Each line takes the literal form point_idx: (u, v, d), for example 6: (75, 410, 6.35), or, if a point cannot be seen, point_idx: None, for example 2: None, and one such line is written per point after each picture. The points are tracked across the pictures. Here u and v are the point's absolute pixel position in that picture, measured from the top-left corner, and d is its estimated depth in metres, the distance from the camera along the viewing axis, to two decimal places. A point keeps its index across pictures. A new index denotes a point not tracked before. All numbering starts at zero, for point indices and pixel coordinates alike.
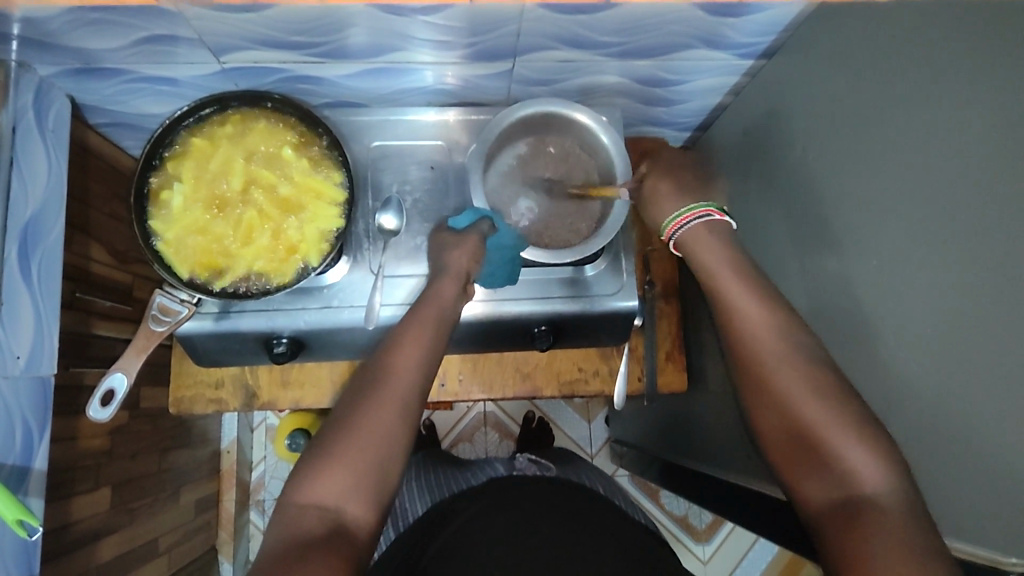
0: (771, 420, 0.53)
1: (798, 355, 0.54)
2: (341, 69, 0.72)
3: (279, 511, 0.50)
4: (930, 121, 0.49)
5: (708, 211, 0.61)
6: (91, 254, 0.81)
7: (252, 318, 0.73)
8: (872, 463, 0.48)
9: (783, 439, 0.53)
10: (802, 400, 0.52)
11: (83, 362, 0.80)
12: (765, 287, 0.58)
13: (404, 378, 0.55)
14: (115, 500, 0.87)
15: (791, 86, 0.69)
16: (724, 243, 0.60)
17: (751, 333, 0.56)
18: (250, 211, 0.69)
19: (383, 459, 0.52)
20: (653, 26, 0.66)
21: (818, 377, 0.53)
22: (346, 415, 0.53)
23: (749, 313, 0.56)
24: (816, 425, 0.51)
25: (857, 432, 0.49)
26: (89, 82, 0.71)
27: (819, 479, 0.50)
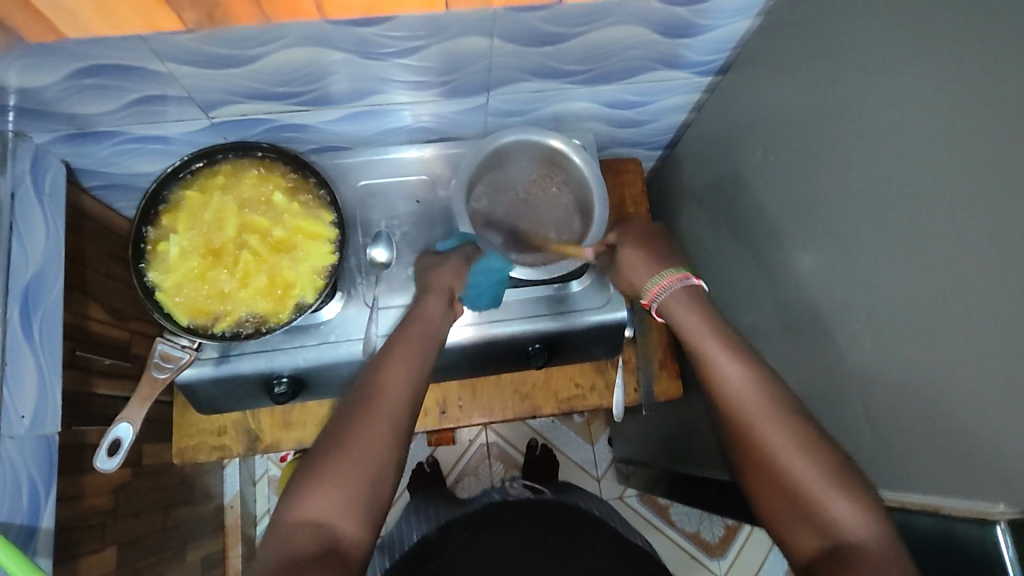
0: (762, 477, 0.56)
1: (784, 413, 0.56)
2: (326, 116, 0.76)
3: (274, 528, 0.53)
4: (873, 114, 0.53)
5: (685, 276, 0.65)
6: (89, 313, 0.82)
7: (251, 360, 0.74)
8: (858, 515, 0.51)
9: (772, 495, 0.56)
10: (791, 458, 0.55)
11: (86, 421, 0.80)
12: (744, 348, 0.60)
13: (394, 395, 0.58)
14: (122, 559, 0.87)
15: (748, 97, 0.73)
16: (701, 307, 0.63)
17: (740, 400, 0.58)
18: (244, 256, 0.71)
19: (375, 473, 0.54)
20: (614, 52, 0.71)
21: (805, 435, 0.55)
22: (344, 431, 0.56)
23: (734, 376, 0.59)
24: (806, 481, 0.54)
25: (846, 487, 0.53)
26: (83, 146, 0.74)
27: (812, 531, 0.54)
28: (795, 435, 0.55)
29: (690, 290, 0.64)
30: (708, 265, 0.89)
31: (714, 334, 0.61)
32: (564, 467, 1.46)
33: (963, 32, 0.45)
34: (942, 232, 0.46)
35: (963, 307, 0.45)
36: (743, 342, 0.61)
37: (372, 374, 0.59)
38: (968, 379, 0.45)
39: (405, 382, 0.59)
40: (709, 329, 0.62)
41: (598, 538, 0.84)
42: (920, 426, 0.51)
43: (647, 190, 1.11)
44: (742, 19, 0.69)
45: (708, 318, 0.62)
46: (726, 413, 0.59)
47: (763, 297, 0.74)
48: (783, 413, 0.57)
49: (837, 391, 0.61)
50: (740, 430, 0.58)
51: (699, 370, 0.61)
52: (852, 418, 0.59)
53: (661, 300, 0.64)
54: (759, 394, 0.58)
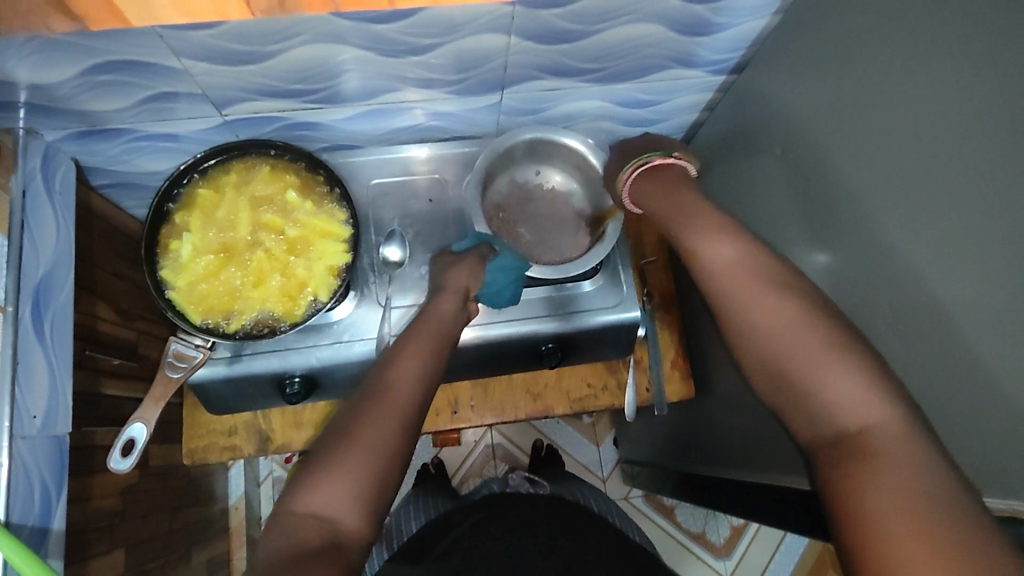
0: (752, 363, 0.50)
1: (780, 288, 0.50)
2: (338, 114, 0.76)
3: (276, 520, 0.51)
4: None
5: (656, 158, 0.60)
6: (97, 312, 0.82)
7: (264, 360, 0.74)
8: (864, 393, 0.45)
9: (766, 379, 0.49)
10: (781, 334, 0.48)
11: (94, 422, 0.80)
12: (734, 223, 0.54)
13: (408, 389, 0.56)
14: (129, 562, 0.86)
15: (762, 95, 0.73)
16: (682, 186, 0.58)
17: (719, 273, 0.52)
18: (258, 255, 0.71)
19: (382, 470, 0.53)
20: (629, 49, 0.71)
21: (797, 306, 0.49)
22: (351, 425, 0.54)
23: (715, 248, 0.53)
24: (807, 360, 0.47)
25: (842, 359, 0.46)
26: (93, 144, 0.74)
27: (807, 411, 0.47)
28: (785, 309, 0.49)
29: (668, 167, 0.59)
30: None
31: (700, 209, 0.55)
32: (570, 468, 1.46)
33: None
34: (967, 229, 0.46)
35: None
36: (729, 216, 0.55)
37: (385, 367, 0.58)
38: None
39: (420, 376, 0.58)
40: (692, 203, 0.56)
41: (592, 531, 0.85)
42: None
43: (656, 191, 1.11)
44: (758, 17, 0.69)
45: (689, 195, 0.57)
46: (717, 291, 0.52)
47: None
48: (768, 282, 0.50)
49: None
50: (731, 310, 0.51)
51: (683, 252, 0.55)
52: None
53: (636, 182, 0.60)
54: (742, 266, 0.52)
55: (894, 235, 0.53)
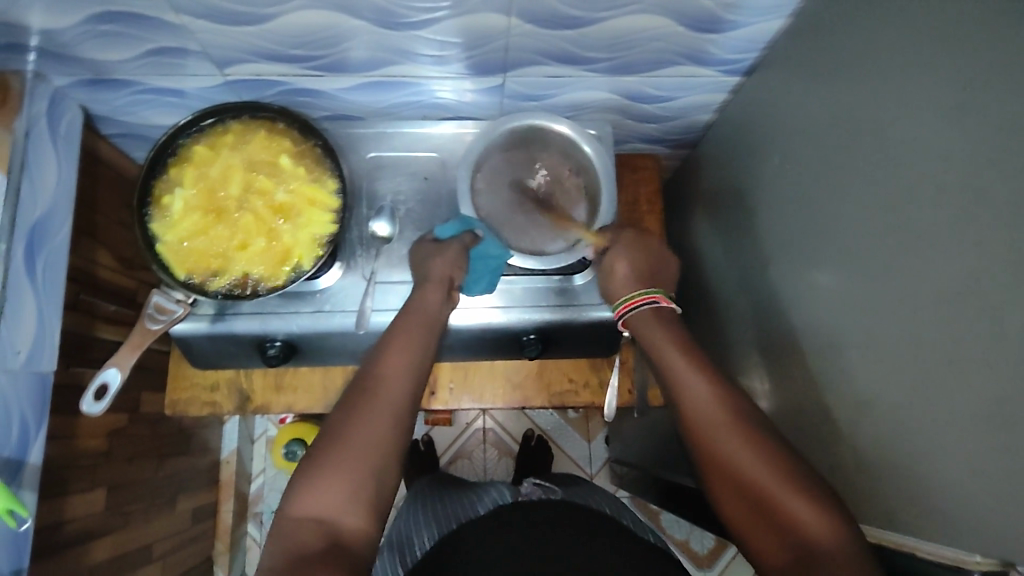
0: (723, 487, 0.55)
1: (743, 424, 0.56)
2: (340, 83, 0.76)
3: (277, 525, 0.54)
4: (898, 127, 0.50)
5: (655, 296, 0.65)
6: (96, 258, 0.84)
7: (246, 320, 0.75)
8: (819, 519, 0.50)
9: (736, 505, 0.55)
10: (748, 463, 0.54)
11: (86, 364, 0.82)
12: (708, 364, 0.61)
13: (393, 391, 0.59)
14: (111, 502, 0.89)
15: (772, 101, 0.70)
16: (668, 324, 0.64)
17: (700, 408, 0.58)
18: (246, 216, 0.71)
19: (375, 469, 0.55)
20: (638, 42, 0.69)
21: (762, 444, 0.55)
22: (345, 425, 0.57)
23: (693, 384, 0.59)
24: (770, 487, 0.53)
25: (801, 488, 0.52)
26: (101, 93, 0.75)
27: (772, 533, 0.52)
28: (751, 442, 0.55)
29: (659, 310, 0.65)
30: (719, 272, 0.86)
31: (679, 347, 0.62)
32: (558, 461, 1.46)
33: (997, 47, 0.42)
34: (963, 260, 0.44)
35: (970, 340, 0.43)
36: (707, 359, 0.62)
37: (370, 369, 0.61)
38: (973, 418, 0.43)
39: (401, 373, 0.60)
40: (673, 342, 0.62)
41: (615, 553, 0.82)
42: (912, 462, 0.49)
43: (666, 190, 1.09)
44: (774, 17, 0.66)
45: (672, 330, 0.63)
46: (693, 425, 0.58)
47: (768, 310, 0.72)
48: (737, 417, 0.57)
49: (833, 414, 0.58)
50: (704, 442, 0.57)
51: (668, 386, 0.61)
52: (843, 443, 0.57)
53: (630, 316, 0.66)
54: (717, 404, 0.58)
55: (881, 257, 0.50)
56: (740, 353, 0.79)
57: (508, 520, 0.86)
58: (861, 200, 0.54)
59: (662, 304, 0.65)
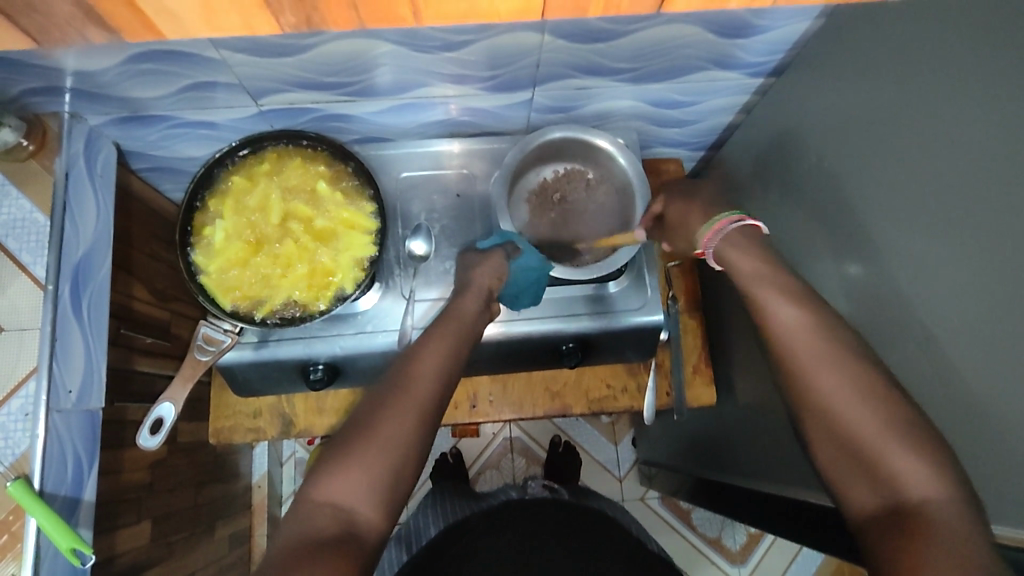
0: (817, 426, 0.52)
1: (839, 356, 0.53)
2: (372, 106, 0.76)
3: (296, 506, 0.54)
4: (924, 124, 0.51)
5: (740, 218, 0.62)
6: (133, 292, 0.84)
7: (290, 346, 0.75)
8: (920, 468, 0.47)
9: (828, 451, 0.52)
10: (843, 399, 0.51)
11: (128, 398, 0.82)
12: (802, 290, 0.57)
13: (424, 384, 0.58)
14: (156, 533, 0.89)
15: (800, 99, 0.72)
16: (756, 246, 0.61)
17: (792, 337, 0.55)
18: (287, 244, 0.72)
19: (400, 462, 0.54)
20: (666, 51, 0.71)
21: (868, 380, 0.51)
22: (370, 414, 0.56)
23: (788, 315, 0.56)
24: (865, 431, 0.50)
25: (907, 435, 0.48)
26: (134, 129, 0.75)
27: (873, 484, 0.49)
28: (854, 382, 0.52)
29: (746, 232, 0.62)
30: None
31: (764, 268, 0.59)
32: (587, 465, 1.46)
33: None
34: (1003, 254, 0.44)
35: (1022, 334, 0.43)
36: (799, 283, 0.58)
37: (406, 363, 0.59)
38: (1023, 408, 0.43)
39: (437, 366, 0.59)
40: (759, 265, 0.59)
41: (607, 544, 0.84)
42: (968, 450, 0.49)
43: None
44: (802, 21, 0.68)
45: (758, 253, 0.60)
46: (784, 353, 0.55)
47: None
48: (843, 355, 0.53)
49: None
50: (795, 374, 0.54)
51: (753, 313, 0.59)
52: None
53: (714, 243, 0.62)
54: (818, 335, 0.54)
55: (930, 251, 0.51)
56: None
57: (517, 514, 0.87)
58: (890, 198, 0.55)
59: (749, 224, 0.62)
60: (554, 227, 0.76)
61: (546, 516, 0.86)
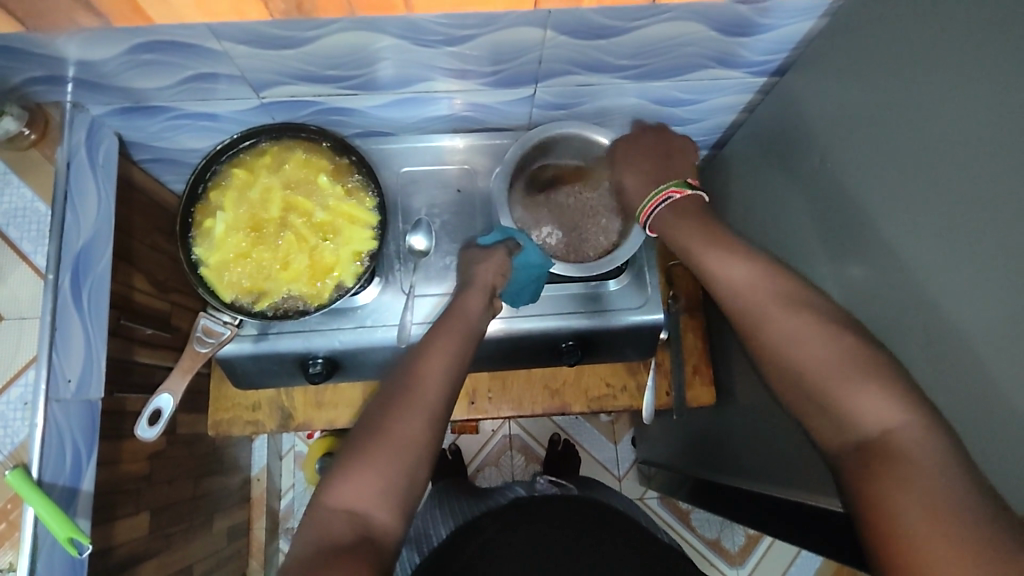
0: (776, 373, 0.54)
1: (786, 305, 0.54)
2: (373, 101, 0.76)
3: (311, 513, 0.54)
4: (928, 125, 0.50)
5: (669, 194, 0.64)
6: (134, 283, 0.84)
7: (289, 339, 0.75)
8: (874, 399, 0.48)
9: (791, 393, 0.53)
10: (791, 346, 0.52)
11: (127, 388, 0.82)
12: (743, 246, 0.58)
13: (433, 386, 0.58)
14: (154, 525, 0.89)
15: (804, 99, 0.72)
16: (693, 211, 0.63)
17: (745, 295, 0.56)
18: (287, 237, 0.72)
19: (411, 467, 0.55)
20: (669, 48, 0.70)
21: (821, 322, 0.52)
22: (380, 418, 0.56)
23: (732, 274, 0.57)
24: (813, 373, 0.51)
25: (859, 367, 0.49)
26: (136, 120, 0.75)
27: (833, 421, 0.50)
28: (805, 327, 0.52)
29: (677, 204, 0.64)
30: None
31: (704, 230, 0.60)
32: (586, 465, 1.46)
33: None
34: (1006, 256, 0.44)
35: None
36: (740, 238, 0.59)
37: (413, 365, 0.59)
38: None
39: (444, 370, 0.59)
40: (698, 228, 0.60)
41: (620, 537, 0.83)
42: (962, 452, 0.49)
43: None
44: (807, 20, 0.68)
45: (698, 219, 0.61)
46: (736, 311, 0.57)
47: None
48: (788, 302, 0.54)
49: None
50: (746, 330, 0.56)
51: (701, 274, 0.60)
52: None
53: (652, 220, 0.65)
54: (761, 288, 0.55)
55: (932, 253, 0.50)
56: None
57: (525, 508, 0.86)
58: (894, 199, 0.55)
59: (682, 195, 0.64)
60: (552, 226, 0.76)
61: (554, 507, 0.86)
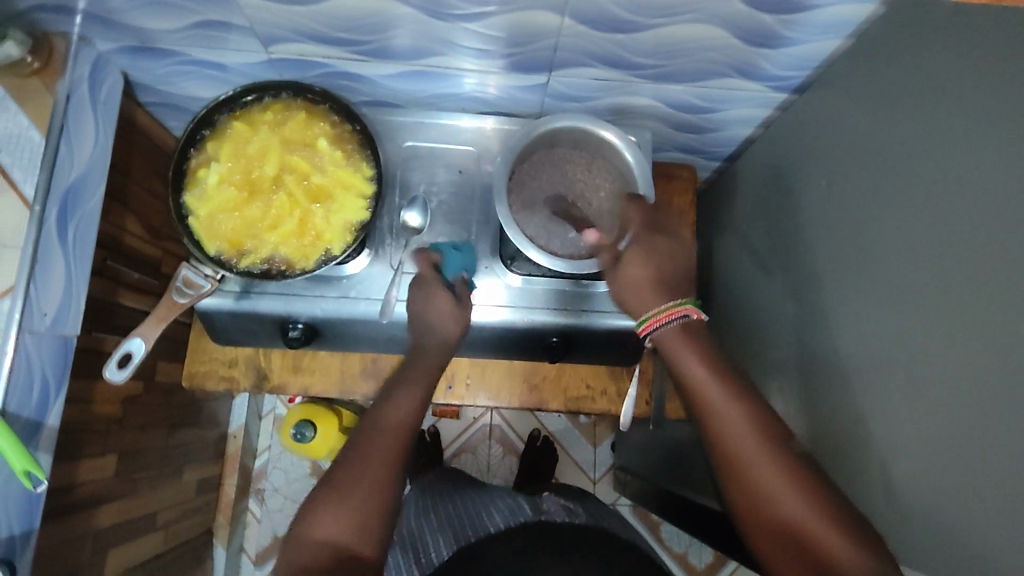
0: (754, 508, 0.58)
1: (772, 448, 0.58)
2: (382, 70, 0.75)
3: (296, 540, 0.57)
4: (976, 162, 0.49)
5: (687, 310, 0.65)
6: (125, 225, 0.83)
7: (271, 300, 0.75)
8: (847, 546, 0.53)
9: (766, 530, 0.57)
10: (778, 488, 0.57)
11: (106, 329, 0.82)
12: (740, 384, 0.62)
13: (399, 432, 0.61)
14: (121, 468, 0.89)
15: (827, 121, 0.70)
16: (696, 337, 0.64)
17: (731, 437, 0.59)
18: (280, 196, 0.71)
19: (388, 500, 0.58)
20: (688, 51, 0.68)
21: (800, 472, 0.57)
22: (355, 453, 0.59)
23: (727, 410, 0.60)
24: (797, 515, 0.56)
25: (832, 517, 0.55)
26: (143, 60, 0.75)
27: (807, 560, 0.55)
28: (788, 476, 0.57)
29: (689, 324, 0.64)
30: (752, 290, 0.85)
31: (707, 361, 0.62)
32: (563, 464, 1.45)
33: None
34: None
35: None
36: (735, 374, 0.63)
37: (378, 411, 0.62)
38: None
39: (409, 410, 0.62)
40: (701, 357, 0.63)
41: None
42: (954, 496, 0.49)
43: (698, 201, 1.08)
44: (832, 38, 0.66)
45: (700, 348, 0.63)
46: (723, 444, 0.60)
47: (806, 331, 0.71)
48: (775, 447, 0.58)
49: (874, 446, 0.58)
50: (731, 466, 0.59)
51: (693, 402, 0.63)
52: (883, 471, 0.56)
53: (656, 333, 0.65)
54: (754, 430, 0.59)
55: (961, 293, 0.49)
56: (773, 372, 0.78)
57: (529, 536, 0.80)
58: (926, 235, 0.53)
59: (694, 316, 0.65)
60: (540, 217, 0.73)
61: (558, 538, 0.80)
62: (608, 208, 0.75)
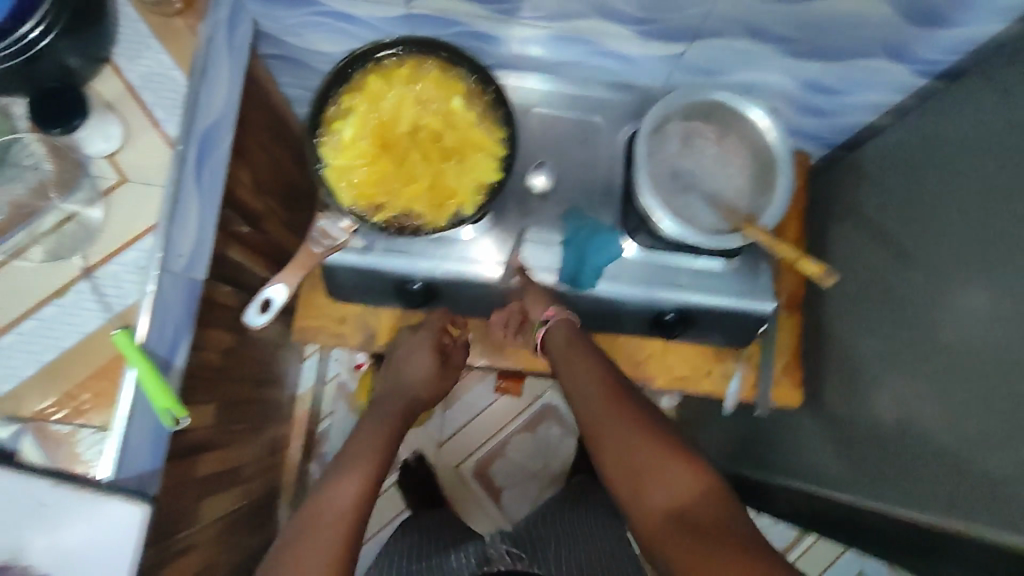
0: (616, 469, 0.63)
1: (644, 424, 0.65)
2: (518, 31, 0.74)
3: None
4: None
5: (568, 310, 0.78)
6: (240, 177, 0.83)
7: (393, 258, 0.74)
8: (682, 473, 0.59)
9: (624, 481, 0.63)
10: (638, 441, 0.63)
11: (218, 279, 0.82)
12: (622, 380, 0.71)
13: (346, 516, 0.60)
14: (220, 418, 0.89)
15: (969, 103, 0.67)
16: (591, 356, 0.73)
17: (607, 419, 0.66)
18: (411, 154, 0.71)
19: (347, 528, 0.58)
20: (842, 26, 0.66)
21: (657, 434, 0.63)
22: (289, 545, 0.57)
23: (606, 407, 0.67)
24: (641, 456, 0.62)
25: (672, 451, 0.61)
26: (277, 10, 0.74)
27: (654, 495, 0.60)
28: (639, 430, 0.64)
29: (571, 324, 0.77)
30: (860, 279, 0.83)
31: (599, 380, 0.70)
32: None
33: None
34: None
35: None
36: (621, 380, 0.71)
37: (321, 498, 0.61)
38: None
39: (353, 492, 0.62)
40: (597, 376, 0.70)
41: None
42: None
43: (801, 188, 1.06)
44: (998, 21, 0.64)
45: (592, 369, 0.71)
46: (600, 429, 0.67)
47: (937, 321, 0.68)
48: (641, 415, 0.66)
49: None
50: (601, 444, 0.66)
51: (588, 412, 0.69)
52: None
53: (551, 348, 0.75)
54: (629, 407, 0.67)
55: None
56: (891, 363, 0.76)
57: None
58: None
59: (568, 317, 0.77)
60: (671, 190, 0.72)
61: None
62: (740, 185, 0.73)
